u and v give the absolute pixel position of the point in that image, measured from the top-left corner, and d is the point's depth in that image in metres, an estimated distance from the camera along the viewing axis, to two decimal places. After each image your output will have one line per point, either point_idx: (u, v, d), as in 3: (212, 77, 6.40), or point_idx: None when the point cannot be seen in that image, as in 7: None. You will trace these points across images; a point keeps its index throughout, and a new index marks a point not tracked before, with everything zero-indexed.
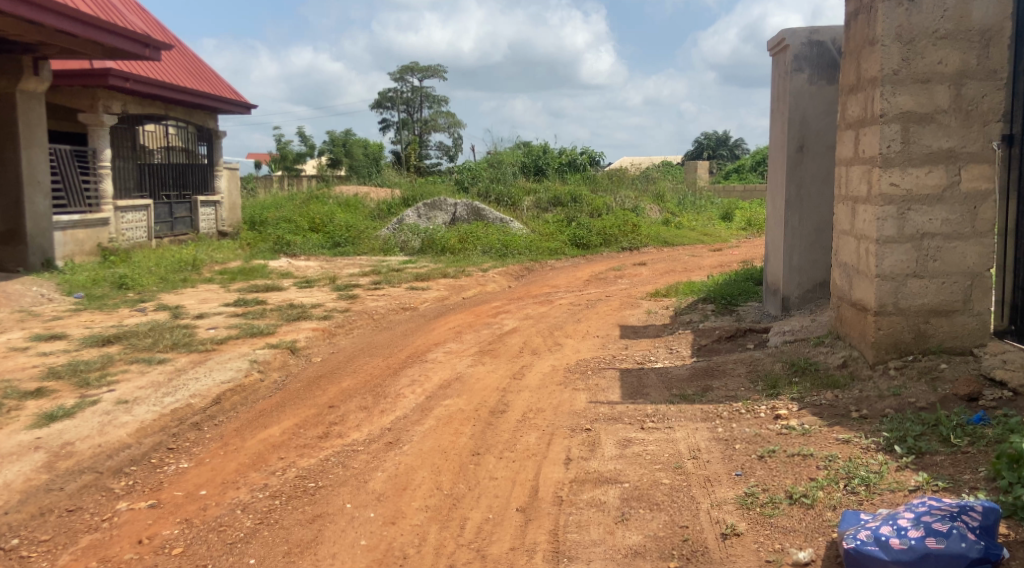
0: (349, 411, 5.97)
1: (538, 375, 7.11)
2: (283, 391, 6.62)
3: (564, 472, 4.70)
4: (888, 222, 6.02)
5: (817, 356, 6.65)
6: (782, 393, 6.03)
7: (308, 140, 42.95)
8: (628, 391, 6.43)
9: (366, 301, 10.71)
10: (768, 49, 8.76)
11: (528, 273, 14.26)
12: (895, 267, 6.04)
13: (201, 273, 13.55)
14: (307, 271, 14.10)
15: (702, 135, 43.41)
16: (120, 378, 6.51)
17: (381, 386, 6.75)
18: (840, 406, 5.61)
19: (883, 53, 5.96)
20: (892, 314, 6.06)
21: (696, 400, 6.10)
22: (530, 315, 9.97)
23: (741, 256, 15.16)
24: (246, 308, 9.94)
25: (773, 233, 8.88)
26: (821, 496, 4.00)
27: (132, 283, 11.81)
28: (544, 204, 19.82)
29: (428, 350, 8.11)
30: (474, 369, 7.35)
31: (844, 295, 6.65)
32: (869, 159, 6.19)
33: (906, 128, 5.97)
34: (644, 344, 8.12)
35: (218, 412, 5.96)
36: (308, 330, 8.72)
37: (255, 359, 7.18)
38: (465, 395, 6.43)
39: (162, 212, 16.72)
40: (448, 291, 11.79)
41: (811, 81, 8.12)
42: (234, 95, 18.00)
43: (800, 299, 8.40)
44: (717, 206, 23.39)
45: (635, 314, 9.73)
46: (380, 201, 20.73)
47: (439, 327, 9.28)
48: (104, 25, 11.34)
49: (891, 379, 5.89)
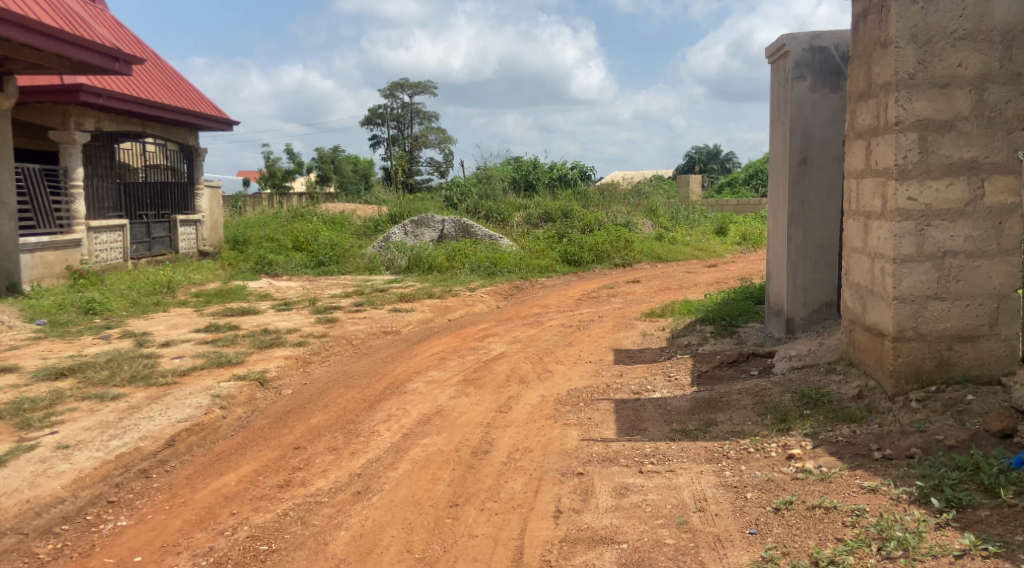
0: (316, 453, 5.39)
1: (526, 408, 6.54)
2: (246, 429, 6.04)
3: (553, 529, 4.16)
4: (906, 239, 5.51)
5: (829, 386, 6.11)
6: (794, 428, 5.48)
7: (297, 157, 42.40)
8: (624, 426, 5.88)
9: (346, 325, 10.13)
10: (766, 57, 8.28)
11: (518, 292, 13.72)
12: (914, 289, 5.52)
13: (176, 296, 12.96)
14: (288, 292, 13.52)
15: (693, 148, 43.08)
16: (66, 418, 5.91)
17: (354, 422, 6.17)
18: (860, 444, 5.10)
19: (897, 56, 5.46)
20: (913, 340, 5.53)
21: (699, 436, 5.55)
22: (519, 338, 9.40)
23: (738, 273, 14.65)
24: (217, 335, 9.36)
25: (775, 250, 8.35)
26: (852, 563, 3.50)
27: (100, 308, 11.22)
28: (535, 220, 19.34)
29: (408, 380, 7.53)
30: (457, 401, 6.77)
31: (857, 318, 6.13)
32: (884, 171, 5.68)
33: (923, 137, 5.46)
34: (640, 371, 7.57)
35: (171, 457, 5.39)
36: (280, 359, 8.14)
37: (219, 393, 6.60)
38: (445, 432, 5.85)
39: (139, 232, 16.22)
40: (434, 313, 11.21)
41: (814, 89, 7.62)
42: (214, 111, 17.46)
43: (805, 321, 7.85)
44: (710, 221, 22.92)
45: (629, 337, 9.18)
46: (367, 218, 20.18)
47: (422, 354, 8.71)
48: (71, 39, 10.73)
49: (913, 412, 5.35)
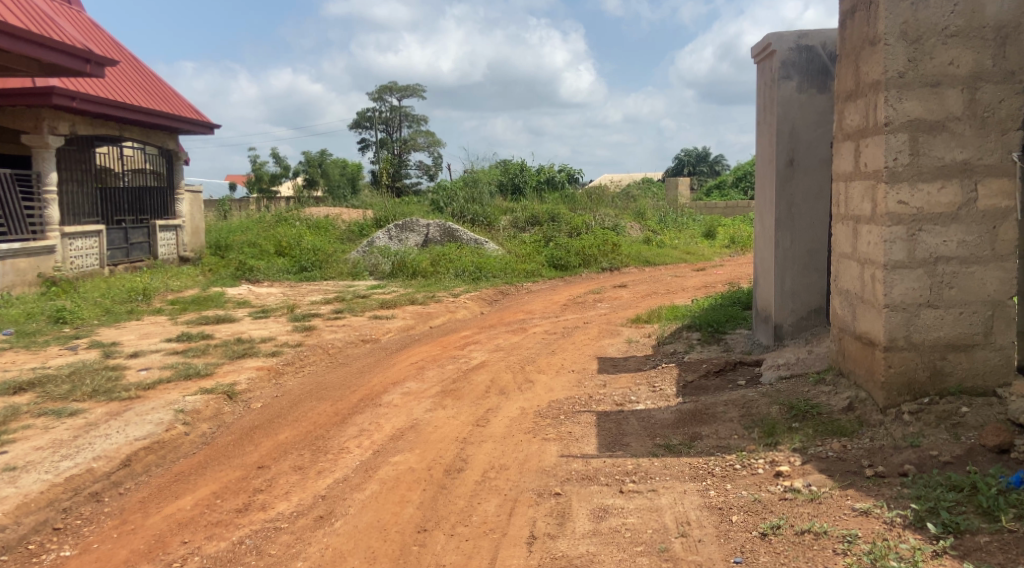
0: (280, 473, 5.14)
1: (504, 421, 6.27)
2: (209, 447, 5.80)
3: (526, 558, 3.95)
4: (897, 244, 5.28)
5: (818, 397, 5.86)
6: (782, 443, 5.23)
7: (284, 161, 42.03)
8: (606, 441, 5.62)
9: (323, 333, 9.83)
10: (751, 56, 8.04)
11: (503, 297, 13.46)
12: (906, 296, 5.30)
13: (151, 304, 12.64)
14: (266, 299, 13.23)
15: (681, 151, 42.94)
16: (18, 436, 5.67)
17: (323, 438, 5.89)
18: (850, 461, 4.87)
19: (887, 53, 5.23)
20: (904, 349, 5.31)
21: (683, 452, 5.30)
22: (501, 346, 9.13)
23: (726, 277, 14.41)
24: (188, 344, 9.07)
25: (762, 254, 8.11)
26: None
27: (71, 317, 10.93)
28: (521, 224, 19.09)
29: (383, 392, 7.25)
30: (434, 414, 6.50)
31: (846, 327, 5.90)
32: (873, 174, 5.45)
33: (914, 138, 5.23)
34: (624, 381, 7.31)
35: (127, 478, 5.18)
36: (251, 370, 7.88)
37: (182, 408, 6.33)
38: (418, 449, 5.58)
39: (115, 237, 15.87)
40: (415, 320, 10.92)
41: (800, 90, 7.39)
42: (194, 114, 17.14)
43: (794, 328, 7.61)
44: (699, 224, 22.70)
45: (614, 344, 8.93)
46: (352, 223, 19.88)
47: (401, 363, 8.43)
48: (43, 40, 10.38)
49: (906, 425, 5.13)
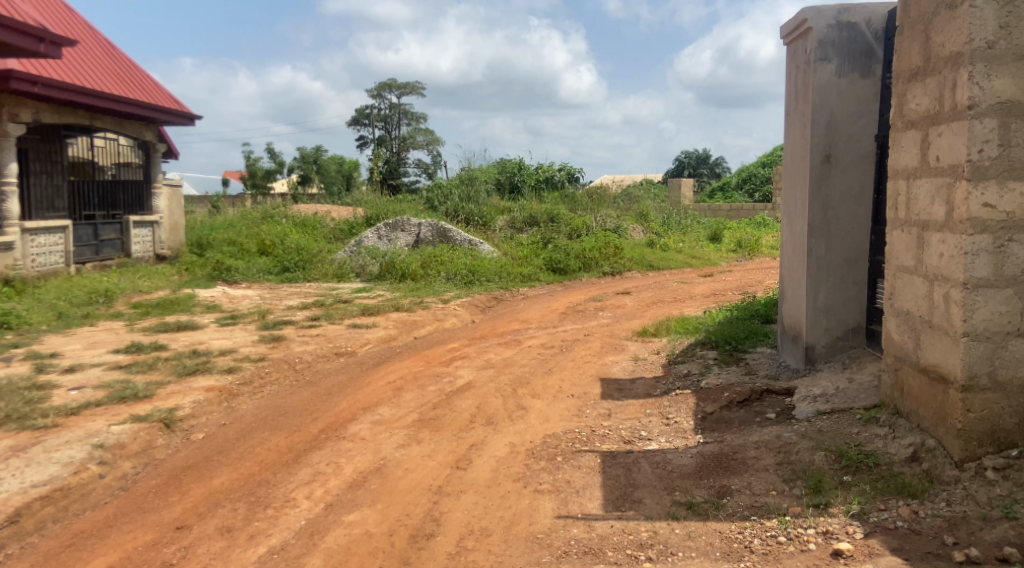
0: (201, 538, 4.18)
1: (489, 463, 5.19)
2: (126, 494, 4.83)
3: None
4: (981, 257, 4.21)
5: (872, 440, 4.75)
6: (834, 505, 4.17)
7: (278, 156, 40.91)
8: (614, 495, 4.54)
9: (293, 344, 8.73)
10: (783, 35, 6.97)
11: (497, 303, 12.39)
12: (990, 323, 4.22)
13: (112, 307, 11.58)
14: (239, 303, 12.18)
15: (682, 152, 41.79)
16: None
17: (267, 485, 4.83)
18: (926, 535, 3.83)
19: (972, 18, 4.17)
20: (987, 390, 4.22)
21: (711, 515, 4.22)
22: (491, 363, 8.05)
23: (737, 284, 13.33)
24: (137, 356, 8.03)
25: (790, 263, 7.03)
26: None
27: (16, 322, 9.90)
28: (518, 224, 18.03)
29: (351, 420, 6.17)
30: (405, 452, 5.41)
31: (906, 356, 4.81)
32: (949, 170, 4.39)
33: (1005, 124, 4.16)
34: (632, 410, 6.24)
35: (11, 540, 4.31)
36: (200, 390, 6.81)
37: (102, 442, 5.27)
38: (379, 503, 4.51)
39: (84, 234, 14.67)
40: (398, 330, 9.82)
41: (840, 73, 6.30)
42: (174, 104, 16.07)
43: (828, 349, 6.53)
44: (705, 226, 21.57)
45: (619, 363, 7.84)
46: (340, 221, 18.77)
47: (374, 383, 7.33)
48: (20, 26, 9.44)
49: (993, 485, 4.06)
